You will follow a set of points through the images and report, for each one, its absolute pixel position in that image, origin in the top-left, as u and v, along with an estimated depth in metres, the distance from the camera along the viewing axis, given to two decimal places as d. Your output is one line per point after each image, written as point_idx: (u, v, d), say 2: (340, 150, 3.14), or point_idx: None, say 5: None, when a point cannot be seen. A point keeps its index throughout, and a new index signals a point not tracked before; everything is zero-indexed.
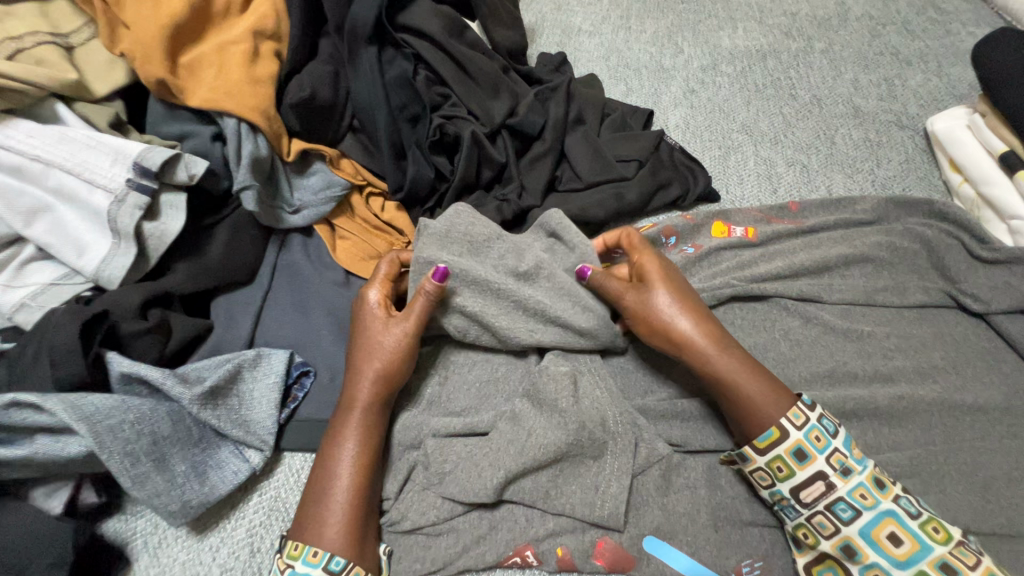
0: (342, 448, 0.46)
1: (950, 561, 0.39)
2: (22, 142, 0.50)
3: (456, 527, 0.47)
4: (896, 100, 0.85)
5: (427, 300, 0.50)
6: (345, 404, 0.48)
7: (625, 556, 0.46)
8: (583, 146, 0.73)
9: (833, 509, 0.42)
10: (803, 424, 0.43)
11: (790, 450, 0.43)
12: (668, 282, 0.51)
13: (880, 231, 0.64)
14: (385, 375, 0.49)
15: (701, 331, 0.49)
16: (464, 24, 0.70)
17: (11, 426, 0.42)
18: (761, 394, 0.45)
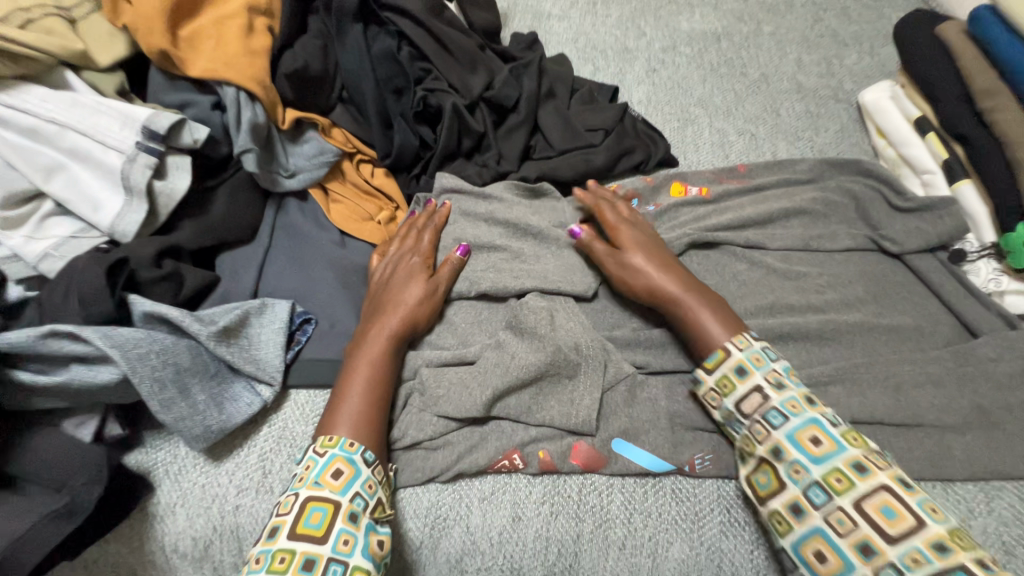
0: (363, 365, 0.54)
1: (862, 462, 0.45)
2: (37, 105, 0.54)
3: (451, 441, 0.54)
4: (833, 77, 0.95)
5: (452, 267, 0.63)
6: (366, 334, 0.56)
7: (597, 455, 0.53)
8: (554, 117, 0.79)
9: (767, 417, 0.49)
10: (746, 347, 0.52)
11: (732, 368, 0.51)
12: (641, 244, 0.61)
13: (817, 189, 0.73)
14: (410, 313, 0.57)
15: (668, 278, 0.58)
16: (442, 5, 0.77)
17: (49, 356, 0.47)
18: (717, 329, 0.54)
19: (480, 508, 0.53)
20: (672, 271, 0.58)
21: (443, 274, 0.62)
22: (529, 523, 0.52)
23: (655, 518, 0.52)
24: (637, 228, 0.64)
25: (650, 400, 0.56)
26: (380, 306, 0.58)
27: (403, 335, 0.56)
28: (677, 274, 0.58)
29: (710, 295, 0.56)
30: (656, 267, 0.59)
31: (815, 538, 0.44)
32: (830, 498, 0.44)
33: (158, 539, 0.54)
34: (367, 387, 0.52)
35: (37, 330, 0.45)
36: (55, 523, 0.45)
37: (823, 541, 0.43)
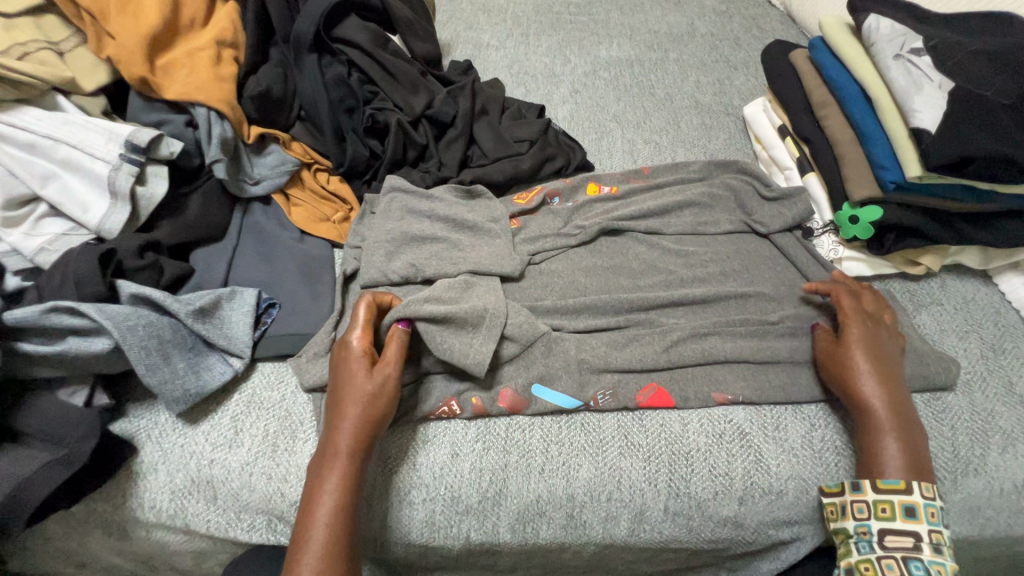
0: (331, 465, 0.55)
1: (916, 512, 0.56)
2: (34, 124, 0.64)
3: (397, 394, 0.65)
4: (725, 95, 1.13)
5: (399, 344, 0.62)
6: (335, 407, 0.57)
7: (520, 399, 0.66)
8: (487, 131, 0.93)
9: (907, 559, 0.55)
10: (928, 495, 0.56)
11: (902, 503, 0.56)
12: (868, 342, 0.63)
13: (705, 184, 0.89)
14: (368, 406, 0.57)
15: (878, 395, 0.60)
16: (387, 38, 0.89)
17: (49, 328, 0.56)
18: (896, 455, 0.58)
19: (425, 448, 0.64)
20: (898, 398, 0.60)
21: (392, 356, 0.61)
22: (466, 457, 0.63)
23: (567, 446, 0.64)
24: (864, 322, 0.65)
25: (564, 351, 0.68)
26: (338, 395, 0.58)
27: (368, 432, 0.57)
28: (899, 404, 0.60)
29: (909, 424, 0.59)
30: (868, 372, 0.61)
31: (900, 502, 0.56)
32: (869, 517, 0.57)
33: (138, 496, 0.60)
34: (330, 506, 0.53)
35: (39, 306, 0.55)
36: (56, 470, 0.53)
37: (908, 503, 0.56)
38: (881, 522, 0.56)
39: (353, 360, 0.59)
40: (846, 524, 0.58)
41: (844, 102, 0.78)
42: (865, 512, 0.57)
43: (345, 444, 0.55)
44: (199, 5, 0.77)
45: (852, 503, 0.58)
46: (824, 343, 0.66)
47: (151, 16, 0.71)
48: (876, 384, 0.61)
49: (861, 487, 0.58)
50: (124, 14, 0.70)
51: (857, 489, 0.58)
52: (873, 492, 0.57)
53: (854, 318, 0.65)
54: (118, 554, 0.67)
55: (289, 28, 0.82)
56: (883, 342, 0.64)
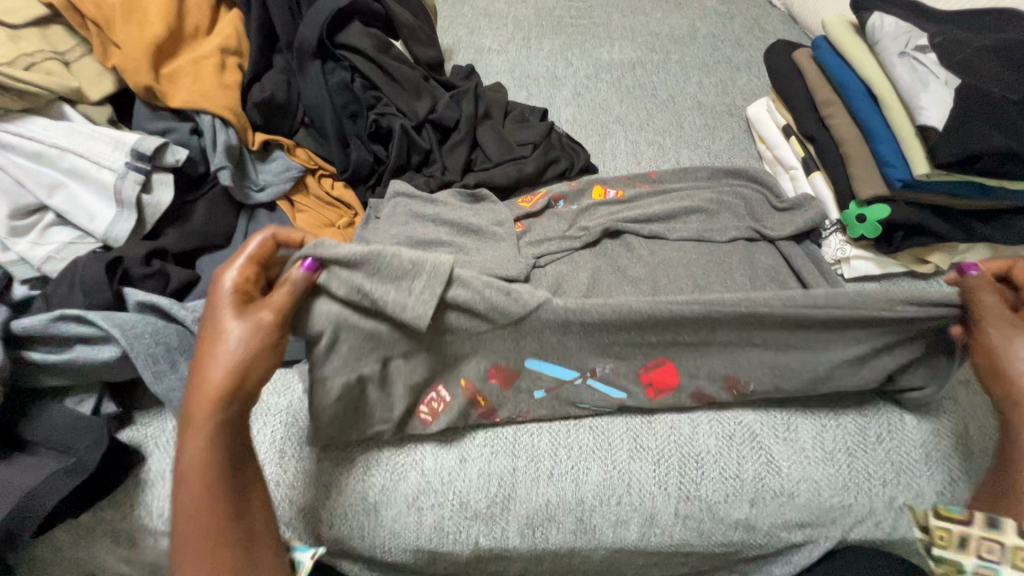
0: (195, 426, 0.49)
1: (997, 535, 0.51)
2: (41, 133, 0.64)
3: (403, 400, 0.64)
4: (728, 96, 1.13)
5: (291, 289, 0.54)
6: (188, 415, 0.50)
7: (514, 371, 0.63)
8: (491, 134, 0.93)
9: None
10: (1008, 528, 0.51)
11: (992, 530, 0.52)
12: None
13: (714, 190, 0.88)
14: (235, 366, 0.50)
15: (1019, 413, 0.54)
16: (390, 43, 0.89)
17: (57, 336, 0.56)
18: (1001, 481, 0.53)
19: (432, 455, 0.63)
20: None
21: (279, 296, 0.53)
22: (474, 463, 0.63)
23: (575, 450, 0.63)
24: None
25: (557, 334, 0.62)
26: (199, 355, 0.51)
27: (235, 382, 0.50)
28: None
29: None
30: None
31: (981, 529, 0.52)
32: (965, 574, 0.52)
33: (146, 504, 0.60)
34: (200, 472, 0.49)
35: (48, 314, 0.55)
36: (63, 479, 0.53)
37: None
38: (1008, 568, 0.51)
39: (221, 303, 0.51)
40: (965, 560, 0.52)
41: (849, 101, 0.77)
42: (994, 552, 0.51)
43: (186, 457, 0.49)
44: (204, 15, 0.78)
45: (979, 539, 0.52)
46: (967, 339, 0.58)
47: (156, 25, 0.72)
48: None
49: (1000, 526, 0.51)
50: (129, 23, 0.70)
51: (994, 528, 0.52)
52: (1012, 537, 0.51)
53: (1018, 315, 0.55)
54: (126, 563, 0.67)
55: (292, 35, 0.83)
56: None
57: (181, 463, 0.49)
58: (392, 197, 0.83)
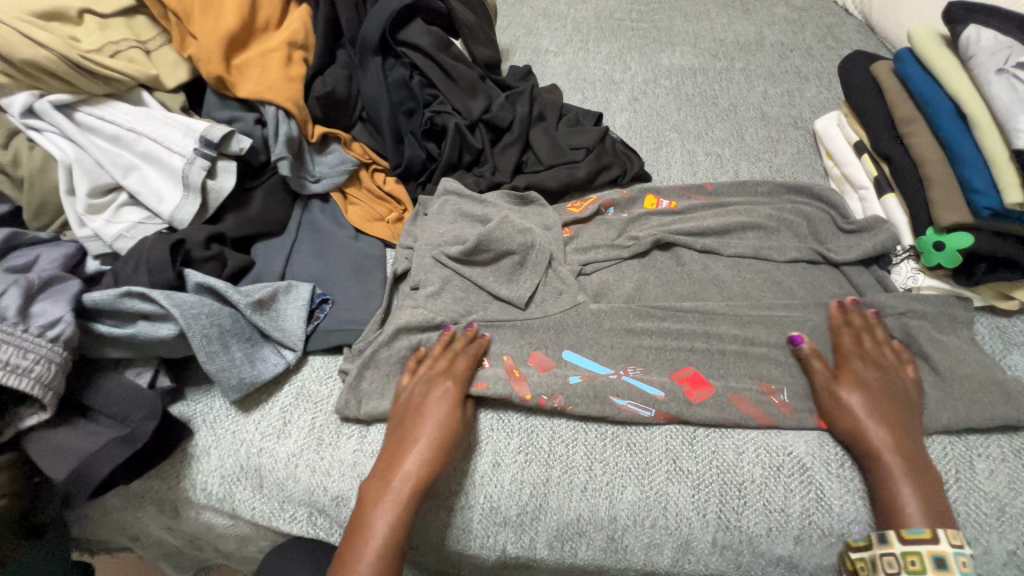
0: (391, 500, 0.55)
1: (944, 558, 0.51)
2: (120, 117, 0.66)
3: (430, 379, 0.63)
4: (795, 107, 1.08)
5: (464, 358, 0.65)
6: (382, 485, 0.56)
7: (549, 359, 0.67)
8: (543, 137, 0.92)
9: None
10: (954, 544, 0.52)
11: (932, 554, 0.52)
12: (869, 389, 0.61)
13: (775, 207, 0.84)
14: (447, 424, 0.59)
15: (892, 447, 0.57)
16: (449, 41, 0.90)
17: (121, 312, 0.58)
18: (912, 507, 0.54)
19: (466, 455, 0.62)
20: (908, 453, 0.57)
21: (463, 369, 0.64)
22: (507, 468, 0.61)
23: (611, 466, 0.61)
24: (850, 334, 0.66)
25: (593, 331, 0.69)
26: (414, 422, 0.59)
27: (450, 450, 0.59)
28: (904, 456, 0.57)
29: (891, 384, 0.62)
30: (866, 419, 0.59)
31: (929, 552, 0.52)
32: None
33: (192, 479, 0.63)
34: (385, 520, 0.54)
35: (114, 291, 0.57)
36: (118, 447, 0.54)
37: (937, 552, 0.52)
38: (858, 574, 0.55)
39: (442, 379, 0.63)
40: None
41: (933, 119, 0.72)
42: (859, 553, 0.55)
43: (376, 543, 0.53)
44: (274, 9, 0.80)
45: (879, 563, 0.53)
46: (819, 369, 0.64)
47: (230, 18, 0.75)
48: (887, 443, 0.58)
49: (886, 541, 0.53)
50: (206, 16, 0.74)
51: (882, 540, 0.53)
52: (894, 548, 0.53)
53: (830, 382, 0.63)
54: (168, 532, 0.70)
55: (356, 31, 0.84)
56: (891, 391, 0.61)
57: (366, 548, 0.53)
58: (441, 195, 0.83)
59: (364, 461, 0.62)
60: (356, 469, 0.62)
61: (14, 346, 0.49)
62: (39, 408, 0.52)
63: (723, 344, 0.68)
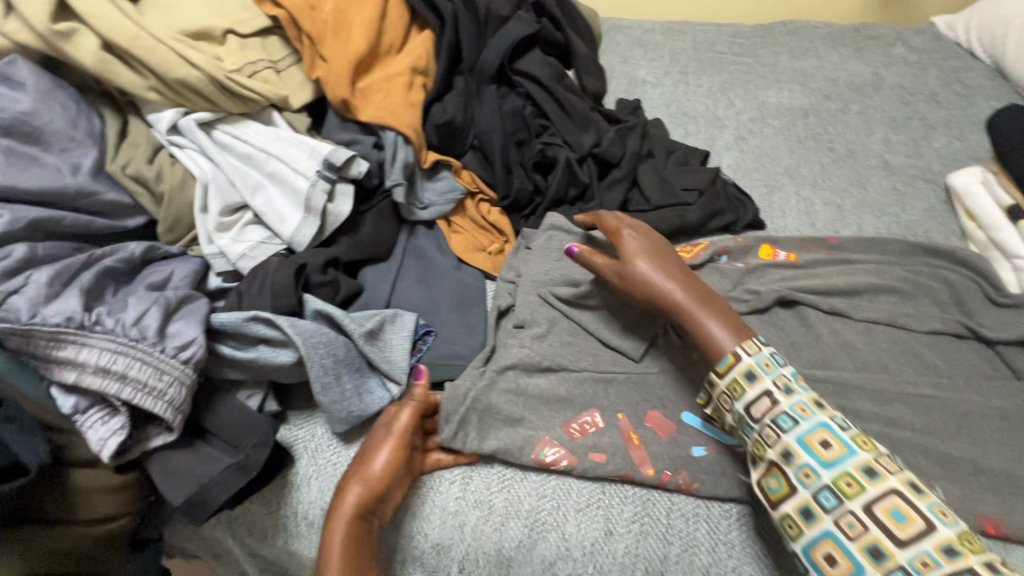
0: (339, 522, 0.54)
1: (878, 479, 0.48)
2: (252, 137, 0.67)
3: (543, 450, 0.61)
4: (921, 157, 1.00)
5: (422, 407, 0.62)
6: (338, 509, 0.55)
7: (669, 422, 0.63)
8: (652, 175, 0.88)
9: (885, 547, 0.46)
10: (877, 479, 0.47)
11: (820, 495, 0.49)
12: (671, 266, 0.62)
13: (909, 271, 0.78)
14: (388, 462, 0.57)
15: (677, 288, 0.61)
16: (564, 73, 0.88)
17: (245, 335, 0.58)
18: (724, 338, 0.56)
19: (576, 518, 0.59)
20: (709, 293, 0.60)
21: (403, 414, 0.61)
22: (620, 539, 0.57)
23: (737, 549, 0.57)
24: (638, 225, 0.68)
25: None
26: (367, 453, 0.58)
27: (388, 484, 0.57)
28: (692, 282, 0.61)
29: (666, 252, 0.64)
30: (660, 277, 0.61)
31: (861, 479, 0.48)
32: (841, 502, 0.48)
33: (293, 506, 0.62)
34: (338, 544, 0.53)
35: (242, 314, 0.57)
36: (233, 475, 0.54)
37: (863, 464, 0.49)
38: (855, 501, 0.48)
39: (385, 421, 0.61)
40: (865, 569, 0.46)
41: None
42: (833, 499, 0.48)
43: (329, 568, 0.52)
44: (399, 34, 0.80)
45: (744, 369, 0.54)
46: (597, 260, 0.66)
47: (360, 42, 0.75)
48: (668, 281, 0.61)
49: (879, 473, 0.48)
50: (337, 39, 0.74)
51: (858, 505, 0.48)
52: (894, 475, 0.48)
53: (616, 264, 0.65)
54: (250, 557, 0.69)
55: (475, 58, 0.83)
56: (664, 250, 0.65)
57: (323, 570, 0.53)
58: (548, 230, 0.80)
59: (467, 511, 0.60)
60: (458, 518, 0.59)
61: (152, 367, 0.49)
62: (164, 429, 0.52)
63: (861, 423, 0.63)
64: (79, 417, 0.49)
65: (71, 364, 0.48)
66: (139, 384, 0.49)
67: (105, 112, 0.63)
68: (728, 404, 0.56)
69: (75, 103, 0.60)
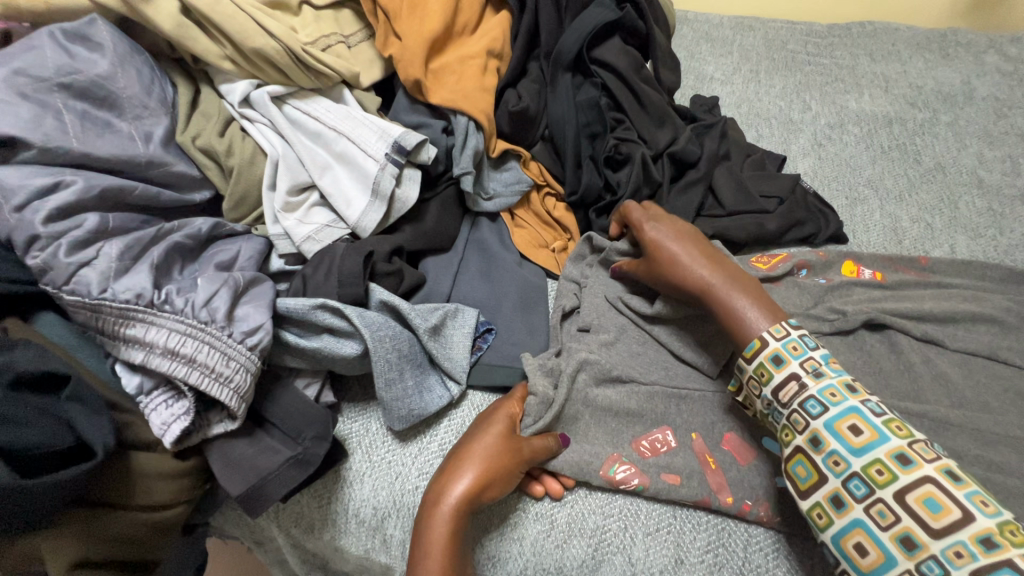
0: (438, 518, 0.51)
1: (912, 534, 0.44)
2: (323, 114, 0.64)
3: (613, 467, 0.57)
4: (1020, 177, 0.93)
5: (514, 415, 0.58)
6: (433, 504, 0.52)
7: (748, 447, 0.59)
8: (728, 179, 0.83)
9: (923, 567, 0.43)
10: (958, 526, 0.43)
11: (898, 535, 0.44)
12: (691, 249, 0.63)
13: (1012, 300, 0.72)
14: (489, 466, 0.53)
15: (705, 270, 0.61)
16: (643, 64, 0.82)
17: (309, 323, 0.56)
18: (755, 318, 0.56)
19: (644, 542, 0.55)
20: (734, 276, 0.61)
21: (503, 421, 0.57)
22: (692, 569, 0.54)
23: None
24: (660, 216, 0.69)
25: None
26: (460, 453, 0.54)
27: (489, 490, 0.53)
28: (722, 268, 0.62)
29: (698, 239, 0.65)
30: (686, 260, 0.63)
31: (961, 532, 0.42)
32: (948, 572, 0.42)
33: (344, 502, 0.59)
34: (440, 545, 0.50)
35: (309, 301, 0.55)
36: (291, 468, 0.52)
37: (896, 450, 0.47)
38: (886, 490, 0.46)
39: (484, 424, 0.57)
40: (898, 559, 0.44)
41: None
42: (864, 487, 0.47)
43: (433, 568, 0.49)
44: (474, 14, 0.76)
45: (771, 354, 0.54)
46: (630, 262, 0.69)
47: (436, 20, 0.70)
48: (699, 266, 0.62)
49: (913, 461, 0.46)
50: (413, 16, 0.70)
51: (909, 548, 0.44)
52: (930, 463, 0.46)
53: (647, 258, 0.66)
54: (293, 548, 0.67)
55: (552, 44, 0.79)
56: (689, 236, 0.66)
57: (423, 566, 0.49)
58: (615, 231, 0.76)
59: (527, 524, 0.56)
60: (516, 530, 0.56)
61: (219, 352, 0.48)
62: (226, 416, 0.50)
63: (961, 464, 0.57)
64: (143, 399, 0.47)
65: (138, 343, 0.47)
66: (207, 369, 0.47)
67: (178, 81, 0.62)
68: (757, 392, 0.55)
69: (150, 69, 0.58)
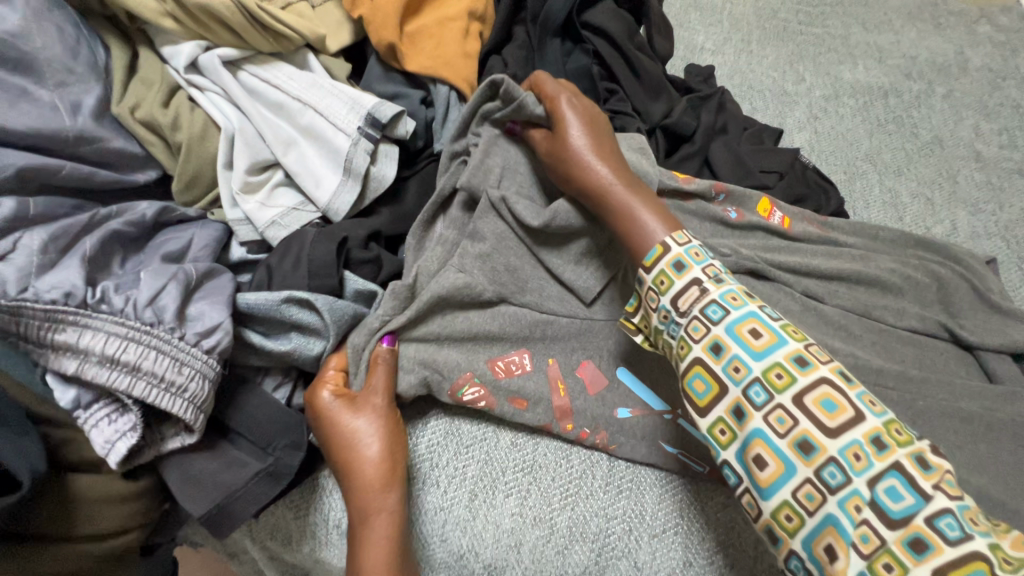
0: (367, 494, 0.47)
1: (809, 438, 0.39)
2: (285, 82, 0.56)
3: (463, 388, 0.53)
4: (1016, 150, 0.91)
5: (384, 365, 0.51)
6: (354, 489, 0.48)
7: (601, 375, 0.56)
8: (726, 153, 0.77)
9: (822, 474, 0.39)
10: (858, 430, 0.39)
11: (795, 441, 0.40)
12: (601, 146, 0.54)
13: None
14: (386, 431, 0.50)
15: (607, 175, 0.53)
16: (636, 30, 0.76)
17: (275, 320, 0.50)
18: (656, 227, 0.50)
19: (649, 545, 0.52)
20: (633, 177, 0.54)
21: (377, 377, 0.51)
22: (700, 571, 0.51)
23: None
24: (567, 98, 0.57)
25: None
26: (344, 429, 0.49)
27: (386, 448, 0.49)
28: (628, 171, 0.54)
29: (603, 133, 0.56)
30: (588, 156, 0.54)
31: (864, 436, 0.39)
32: (847, 477, 0.38)
33: (323, 514, 0.54)
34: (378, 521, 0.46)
35: (274, 295, 0.49)
36: (264, 483, 0.47)
37: (794, 353, 0.42)
38: (786, 394, 0.41)
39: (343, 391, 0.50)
40: (797, 467, 0.39)
41: None
42: (764, 394, 0.41)
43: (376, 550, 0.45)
44: None
45: (672, 260, 0.47)
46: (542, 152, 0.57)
47: None
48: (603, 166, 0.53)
49: (811, 363, 0.41)
50: None
51: (808, 453, 0.39)
52: (826, 365, 0.42)
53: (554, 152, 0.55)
54: (269, 560, 0.62)
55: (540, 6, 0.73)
56: (601, 127, 0.56)
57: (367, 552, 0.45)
58: None
59: (525, 530, 0.52)
60: (514, 538, 0.52)
61: (170, 358, 0.41)
62: (183, 429, 0.44)
63: None
64: (82, 414, 0.41)
65: (72, 351, 0.40)
66: (155, 378, 0.41)
67: (112, 43, 0.53)
68: (653, 304, 0.48)
69: (75, 27, 0.50)
